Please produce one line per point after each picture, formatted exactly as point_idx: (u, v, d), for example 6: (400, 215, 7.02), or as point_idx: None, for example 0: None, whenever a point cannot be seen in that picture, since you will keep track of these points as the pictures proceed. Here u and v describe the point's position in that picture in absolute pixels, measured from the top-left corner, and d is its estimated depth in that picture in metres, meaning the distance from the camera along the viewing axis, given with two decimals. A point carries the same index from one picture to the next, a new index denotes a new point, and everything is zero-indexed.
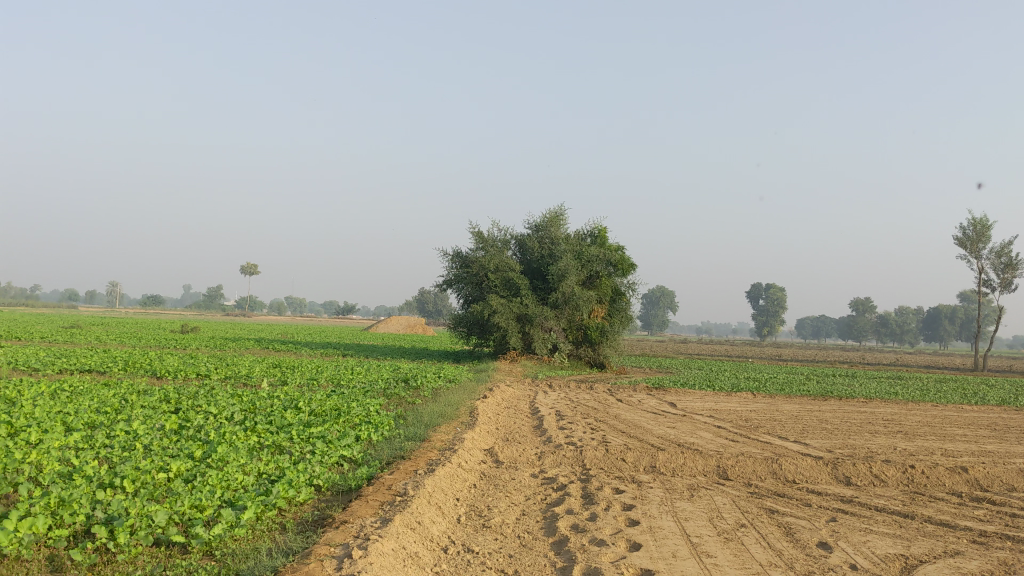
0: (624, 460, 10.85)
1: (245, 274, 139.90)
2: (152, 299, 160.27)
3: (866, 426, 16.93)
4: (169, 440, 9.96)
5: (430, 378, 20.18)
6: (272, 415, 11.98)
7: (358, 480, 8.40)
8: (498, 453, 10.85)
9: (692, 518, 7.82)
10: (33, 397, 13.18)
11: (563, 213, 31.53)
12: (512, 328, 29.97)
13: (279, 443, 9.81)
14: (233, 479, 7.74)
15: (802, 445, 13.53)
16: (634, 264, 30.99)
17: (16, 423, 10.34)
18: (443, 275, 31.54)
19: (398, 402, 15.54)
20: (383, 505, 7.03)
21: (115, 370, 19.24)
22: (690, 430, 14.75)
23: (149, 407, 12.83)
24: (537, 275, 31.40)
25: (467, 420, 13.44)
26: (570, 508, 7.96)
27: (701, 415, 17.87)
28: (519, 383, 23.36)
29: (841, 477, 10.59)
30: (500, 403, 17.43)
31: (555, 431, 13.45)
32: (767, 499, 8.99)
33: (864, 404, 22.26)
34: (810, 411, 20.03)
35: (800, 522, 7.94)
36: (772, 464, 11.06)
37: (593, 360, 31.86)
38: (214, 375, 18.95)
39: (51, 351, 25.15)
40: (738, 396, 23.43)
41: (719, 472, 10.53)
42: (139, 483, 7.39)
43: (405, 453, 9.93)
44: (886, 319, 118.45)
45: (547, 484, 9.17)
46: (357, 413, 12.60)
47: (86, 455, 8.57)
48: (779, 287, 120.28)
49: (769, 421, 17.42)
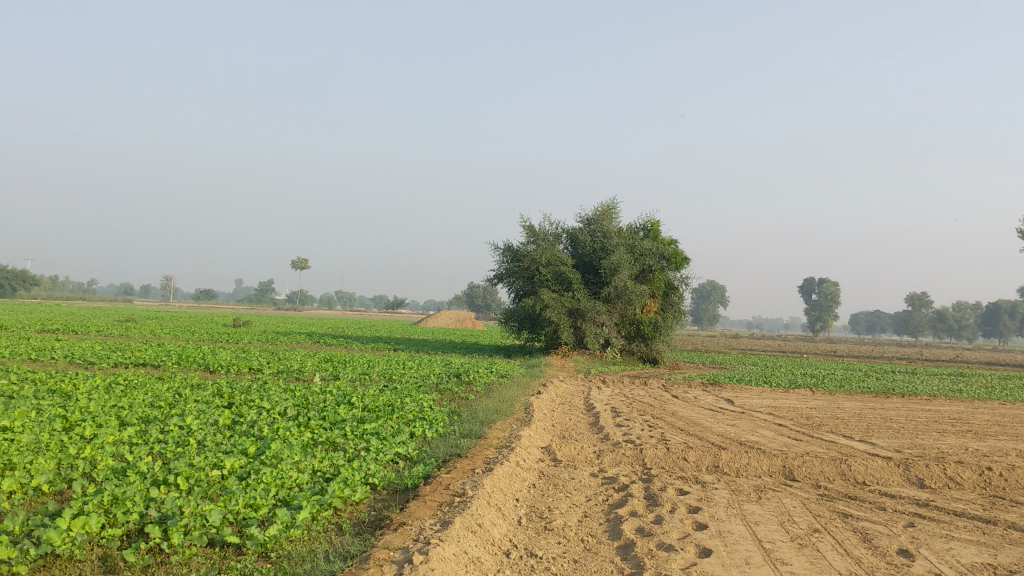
0: (685, 460, 10.51)
1: (296, 269, 141.42)
2: (205, 293, 162.37)
3: (932, 425, 16.37)
4: (223, 435, 9.86)
5: (482, 373, 19.98)
6: (326, 411, 11.84)
7: (414, 479, 8.18)
8: (555, 451, 10.57)
9: (762, 522, 7.47)
10: (88, 391, 13.21)
11: (615, 206, 31.12)
12: (564, 323, 29.67)
13: (333, 440, 9.64)
14: (288, 477, 7.58)
15: (869, 445, 13.06)
16: (687, 258, 30.48)
17: (71, 418, 10.31)
18: (495, 268, 31.34)
19: (451, 398, 15.31)
20: (442, 506, 6.79)
21: (168, 364, 19.35)
22: (751, 429, 14.34)
23: (203, 402, 12.77)
24: (588, 269, 31.06)
25: (523, 416, 13.19)
26: (633, 510, 7.65)
27: (760, 413, 17.42)
28: (573, 378, 23.09)
29: (914, 480, 10.13)
30: (554, 399, 17.15)
31: (612, 428, 13.15)
32: (838, 502, 8.60)
33: (929, 402, 21.60)
34: (874, 409, 19.47)
35: (877, 527, 7.55)
36: (841, 465, 10.63)
37: (646, 356, 31.46)
38: (266, 370, 18.93)
39: (108, 344, 25.47)
40: (795, 393, 22.90)
41: (785, 473, 10.14)
42: (192, 480, 7.24)
43: (461, 451, 9.70)
44: (943, 314, 115.92)
45: (608, 484, 8.88)
46: (411, 409, 12.41)
47: (141, 451, 8.47)
48: (832, 282, 118.58)
49: (830, 419, 16.93)
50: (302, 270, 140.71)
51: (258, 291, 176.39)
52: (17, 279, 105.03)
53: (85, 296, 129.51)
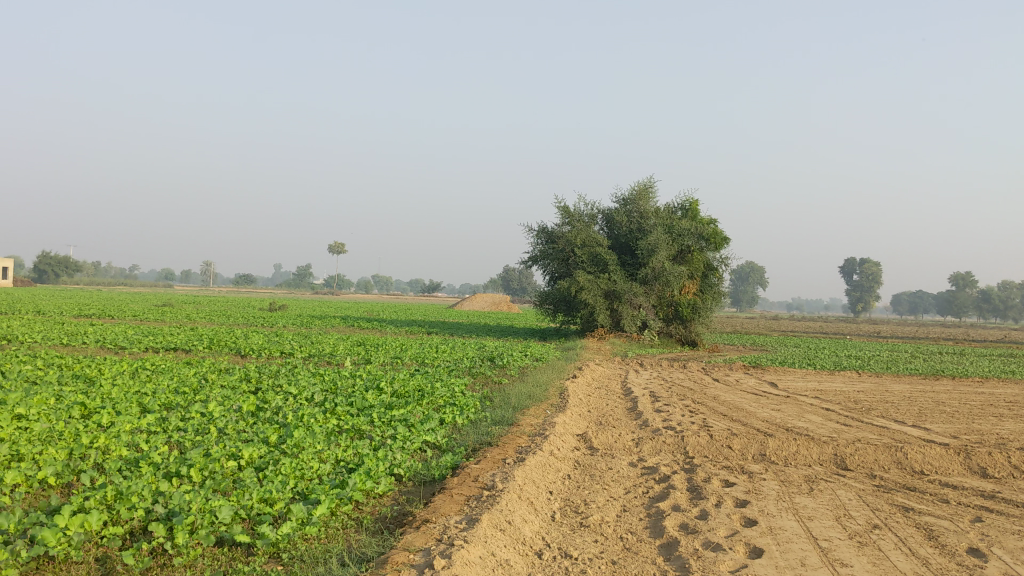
0: (730, 448, 9.96)
1: (332, 253, 141.91)
2: (243, 277, 163.26)
3: (987, 409, 15.64)
4: (245, 423, 9.46)
5: (516, 357, 19.48)
6: (354, 396, 11.43)
7: (442, 470, 7.69)
8: (592, 439, 10.08)
9: (817, 517, 6.92)
10: (113, 376, 12.96)
11: (652, 186, 30.37)
12: (600, 305, 29.12)
13: (359, 427, 9.17)
14: (308, 467, 7.16)
15: (923, 430, 12.42)
16: (727, 238, 29.65)
17: (89, 404, 9.96)
18: (530, 250, 30.83)
19: (484, 382, 14.86)
20: (469, 501, 6.31)
21: (199, 348, 19.07)
22: (797, 413, 13.74)
23: (229, 387, 12.40)
24: (626, 250, 30.42)
25: (558, 402, 12.66)
26: (676, 504, 7.14)
27: (806, 396, 16.82)
28: (610, 362, 22.52)
29: (976, 468, 9.49)
30: (591, 383, 16.61)
31: (651, 414, 12.62)
32: (897, 494, 8.03)
33: (982, 385, 20.81)
34: (924, 392, 18.78)
35: (942, 523, 6.95)
36: (896, 452, 10.00)
37: (685, 338, 30.65)
38: (297, 354, 18.64)
39: (141, 329, 25.32)
40: (841, 375, 22.20)
41: (836, 462, 9.56)
42: (205, 473, 6.83)
43: (493, 439, 9.23)
44: (988, 294, 113.59)
45: (648, 475, 8.37)
46: (442, 394, 12.01)
47: (156, 440, 8.06)
48: (873, 262, 117.00)
49: (880, 402, 16.32)
50: (338, 254, 141.30)
51: (296, 274, 177.15)
52: (57, 265, 106.04)
53: (125, 282, 130.88)
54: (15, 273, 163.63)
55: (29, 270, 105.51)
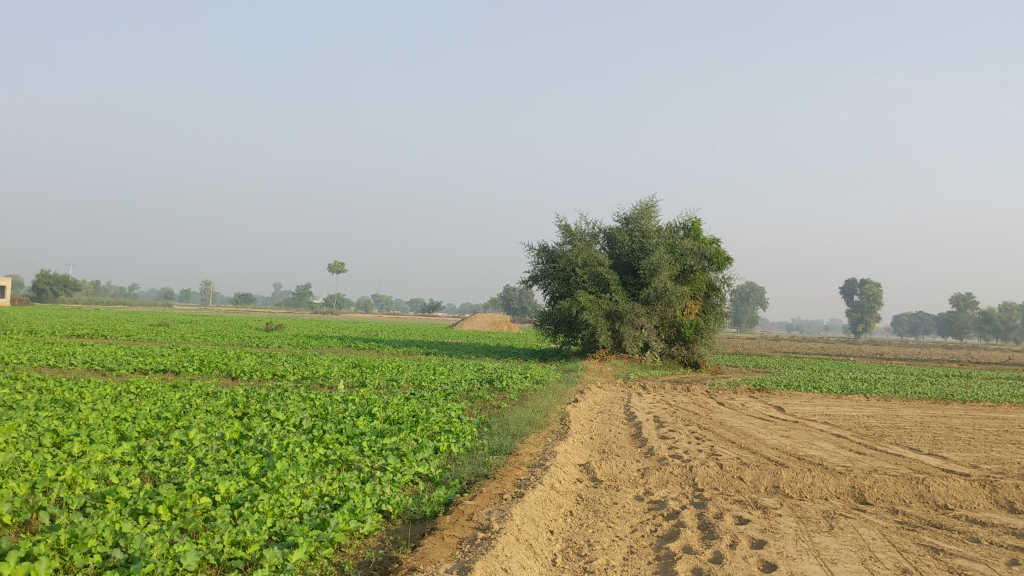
0: (741, 479, 9.41)
1: (331, 272, 141.53)
2: (243, 296, 163.35)
3: (1004, 436, 15.02)
4: (227, 452, 8.90)
5: (516, 379, 18.89)
6: (343, 423, 10.83)
7: (434, 506, 7.13)
8: (595, 469, 9.52)
9: (841, 560, 6.35)
10: (94, 400, 12.35)
11: (654, 205, 29.92)
12: (601, 326, 28.57)
13: (348, 457, 8.62)
14: (289, 504, 6.59)
15: (940, 459, 11.86)
16: (729, 258, 29.14)
17: (63, 430, 9.39)
18: (530, 270, 30.36)
19: (482, 407, 14.29)
20: (462, 544, 5.76)
21: (189, 370, 18.48)
22: (808, 441, 13.16)
23: (214, 412, 11.83)
24: (627, 271, 29.91)
25: (558, 428, 12.08)
26: (687, 545, 6.58)
27: (814, 421, 16.22)
28: (612, 384, 21.98)
29: (1003, 502, 8.91)
30: (593, 407, 16.01)
31: (657, 441, 12.08)
32: (923, 532, 7.46)
33: (992, 409, 20.21)
34: (937, 416, 18.16)
35: (977, 566, 6.38)
36: (917, 485, 9.43)
37: (687, 359, 30.12)
38: (289, 376, 18.11)
39: (131, 350, 24.69)
40: (848, 398, 21.62)
41: (854, 495, 9.00)
42: (176, 512, 6.28)
43: (490, 470, 8.67)
44: (989, 316, 112.75)
45: (656, 511, 7.80)
46: (437, 420, 11.42)
47: (128, 472, 7.50)
48: (874, 283, 116.61)
49: (892, 427, 15.75)
50: (338, 273, 140.95)
51: (295, 292, 176.87)
52: (57, 284, 105.83)
53: (125, 301, 130.40)
54: (14, 291, 163.35)
55: (28, 288, 105.09)
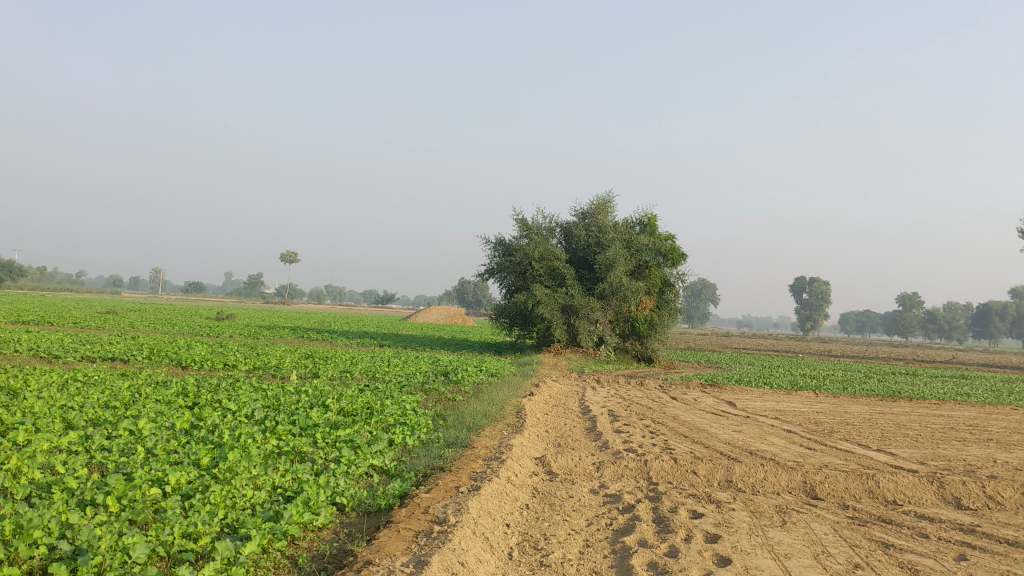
0: (695, 473, 9.47)
1: (283, 262, 140.27)
2: (193, 285, 161.26)
3: (949, 433, 15.30)
4: (177, 442, 8.73)
5: (471, 372, 18.83)
6: (297, 414, 10.68)
7: (388, 500, 7.06)
8: (550, 462, 9.51)
9: (794, 555, 6.40)
10: (40, 388, 12.07)
11: (611, 200, 30.02)
12: (557, 319, 28.61)
13: (301, 449, 8.50)
14: (241, 495, 6.47)
15: (888, 455, 12.03)
16: (684, 254, 29.34)
17: (7, 419, 9.14)
18: (487, 263, 30.30)
19: (436, 399, 14.20)
20: (418, 538, 5.71)
21: (139, 359, 18.15)
22: (759, 436, 13.28)
23: (164, 402, 11.61)
24: (583, 265, 29.96)
25: (514, 421, 12.05)
26: (642, 539, 6.59)
27: (766, 417, 16.38)
28: (567, 378, 22.01)
29: (950, 499, 9.06)
30: (547, 401, 16.01)
31: (612, 434, 12.10)
32: (873, 527, 7.56)
33: (937, 407, 20.59)
34: (885, 413, 18.45)
35: (926, 561, 6.47)
36: (867, 480, 9.56)
37: (641, 354, 30.30)
38: (241, 366, 17.86)
39: (78, 337, 24.19)
40: (798, 395, 21.88)
41: (805, 490, 9.09)
42: (124, 502, 6.14)
43: (445, 463, 8.62)
44: (933, 315, 115.02)
45: (611, 504, 7.81)
46: (392, 412, 11.33)
47: (75, 462, 7.32)
48: (823, 282, 118.42)
49: (842, 424, 15.95)
50: (291, 263, 139.70)
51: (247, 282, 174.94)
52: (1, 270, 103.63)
53: (71, 288, 127.92)
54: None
55: None
